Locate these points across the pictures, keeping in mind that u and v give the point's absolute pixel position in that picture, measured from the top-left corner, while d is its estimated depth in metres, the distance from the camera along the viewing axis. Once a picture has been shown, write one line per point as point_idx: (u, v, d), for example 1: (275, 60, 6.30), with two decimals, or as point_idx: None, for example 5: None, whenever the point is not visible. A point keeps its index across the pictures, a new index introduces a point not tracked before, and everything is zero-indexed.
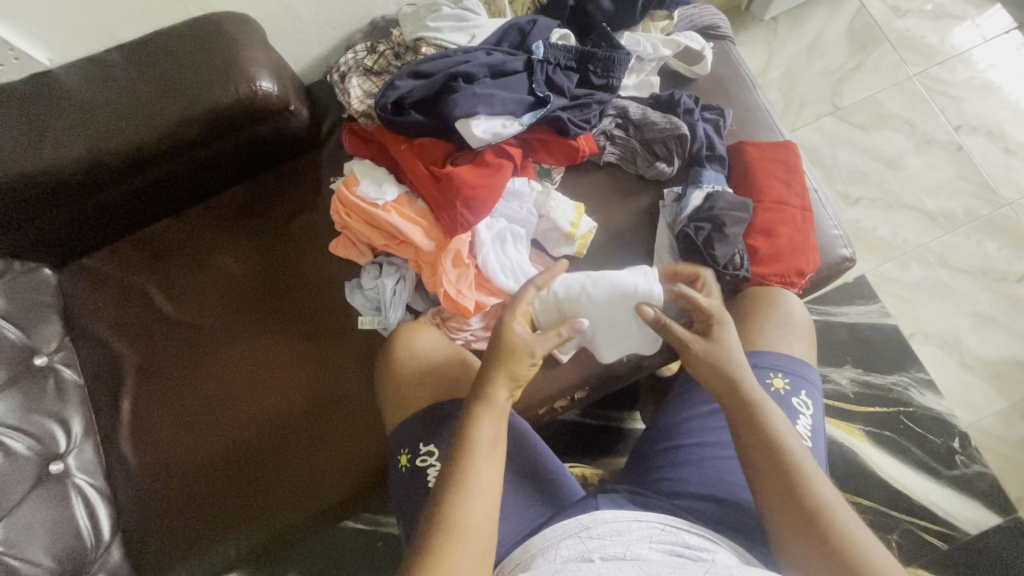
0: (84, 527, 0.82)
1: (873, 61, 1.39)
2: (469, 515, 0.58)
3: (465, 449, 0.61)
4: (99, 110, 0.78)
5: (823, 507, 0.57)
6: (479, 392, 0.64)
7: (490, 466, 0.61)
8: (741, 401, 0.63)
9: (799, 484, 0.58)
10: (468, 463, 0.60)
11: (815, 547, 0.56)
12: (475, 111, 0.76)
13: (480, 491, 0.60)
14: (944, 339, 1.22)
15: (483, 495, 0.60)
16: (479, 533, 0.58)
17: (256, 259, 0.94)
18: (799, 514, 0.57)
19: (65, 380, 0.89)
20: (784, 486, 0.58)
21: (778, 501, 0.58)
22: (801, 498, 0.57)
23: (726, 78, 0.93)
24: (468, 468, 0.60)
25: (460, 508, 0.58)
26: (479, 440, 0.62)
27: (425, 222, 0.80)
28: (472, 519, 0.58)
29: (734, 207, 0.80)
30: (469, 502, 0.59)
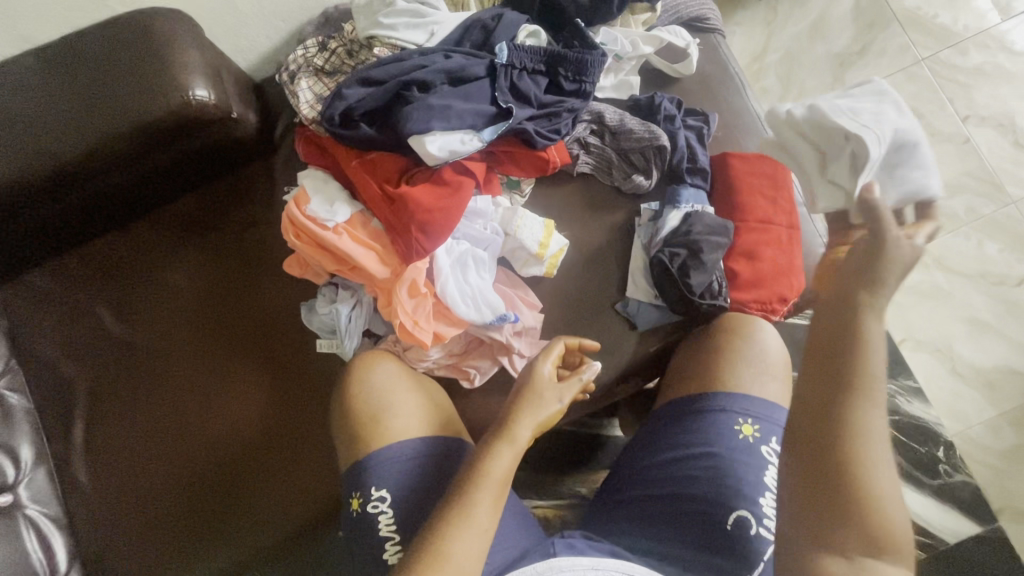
0: (38, 561, 0.79)
1: (880, 43, 1.28)
2: (456, 546, 0.57)
3: (473, 480, 0.62)
4: (19, 125, 0.71)
5: (863, 480, 0.49)
6: (503, 428, 0.66)
7: (493, 504, 0.61)
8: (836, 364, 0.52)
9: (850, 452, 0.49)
10: (474, 496, 0.60)
11: (820, 476, 0.50)
12: (429, 126, 0.69)
13: (476, 527, 0.59)
14: (936, 346, 1.18)
15: (478, 533, 0.59)
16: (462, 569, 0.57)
17: (209, 275, 0.89)
18: (829, 475, 0.50)
19: (11, 406, 0.84)
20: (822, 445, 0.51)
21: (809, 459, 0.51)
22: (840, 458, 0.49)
23: (713, 78, 0.85)
24: (469, 501, 0.60)
25: (449, 538, 0.58)
26: (489, 473, 0.62)
27: (379, 247, 0.74)
28: (458, 552, 0.57)
29: (712, 230, 0.74)
30: (461, 534, 0.58)
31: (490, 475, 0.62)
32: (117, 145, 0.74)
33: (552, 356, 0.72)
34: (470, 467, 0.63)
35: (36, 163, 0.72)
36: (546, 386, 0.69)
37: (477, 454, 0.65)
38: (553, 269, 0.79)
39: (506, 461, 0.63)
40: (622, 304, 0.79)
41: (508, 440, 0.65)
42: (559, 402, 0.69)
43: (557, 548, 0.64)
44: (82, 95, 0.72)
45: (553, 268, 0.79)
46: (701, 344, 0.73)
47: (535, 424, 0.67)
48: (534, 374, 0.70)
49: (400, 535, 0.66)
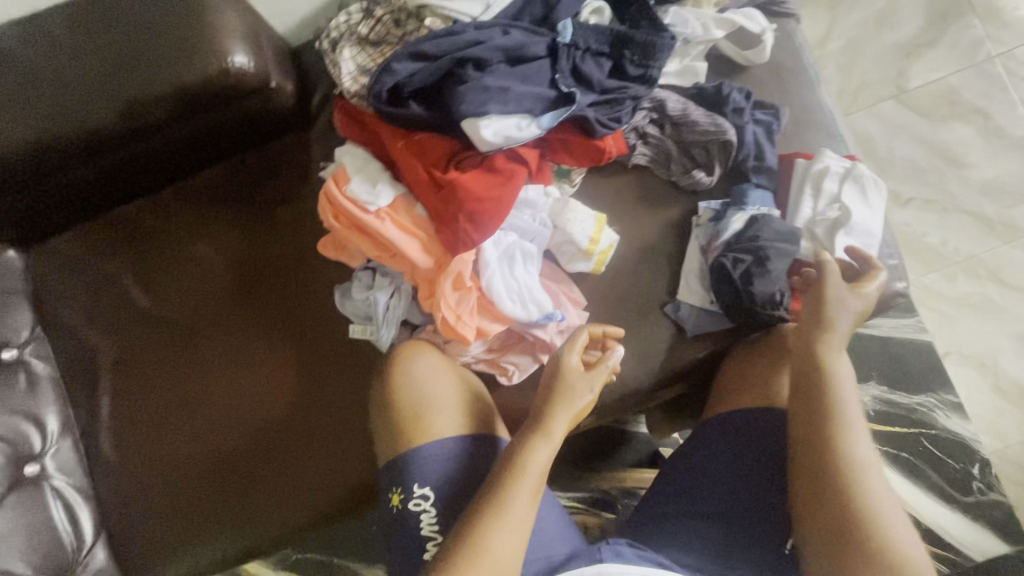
0: (66, 531, 0.79)
1: (952, 36, 1.20)
2: (492, 541, 0.57)
3: (508, 475, 0.60)
4: (49, 85, 0.67)
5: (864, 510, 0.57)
6: (537, 423, 0.64)
7: (530, 499, 0.60)
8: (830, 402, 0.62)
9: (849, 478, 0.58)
10: (509, 491, 0.59)
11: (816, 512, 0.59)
12: (485, 110, 0.64)
13: (512, 523, 0.58)
14: (981, 361, 1.14)
15: (514, 529, 0.58)
16: (499, 565, 0.56)
17: (238, 251, 0.85)
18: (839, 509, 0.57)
19: (37, 373, 0.83)
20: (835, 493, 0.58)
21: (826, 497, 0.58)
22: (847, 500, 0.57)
23: (786, 68, 0.79)
24: (503, 495, 0.59)
25: (486, 534, 0.57)
26: (525, 468, 0.61)
27: (423, 235, 0.70)
28: (494, 549, 0.56)
29: (782, 236, 0.69)
30: (498, 529, 0.57)
31: (526, 470, 0.60)
32: (148, 113, 0.69)
33: (577, 346, 0.68)
34: (504, 463, 0.61)
35: (64, 129, 0.68)
36: (575, 376, 0.66)
37: (512, 448, 0.63)
38: (601, 266, 0.75)
39: (541, 456, 0.62)
40: (673, 307, 0.75)
41: (542, 434, 0.63)
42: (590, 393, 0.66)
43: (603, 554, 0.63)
44: (113, 58, 0.67)
45: (601, 265, 0.75)
46: (759, 354, 0.71)
47: (569, 416, 0.64)
48: (562, 367, 0.67)
49: (442, 535, 0.64)
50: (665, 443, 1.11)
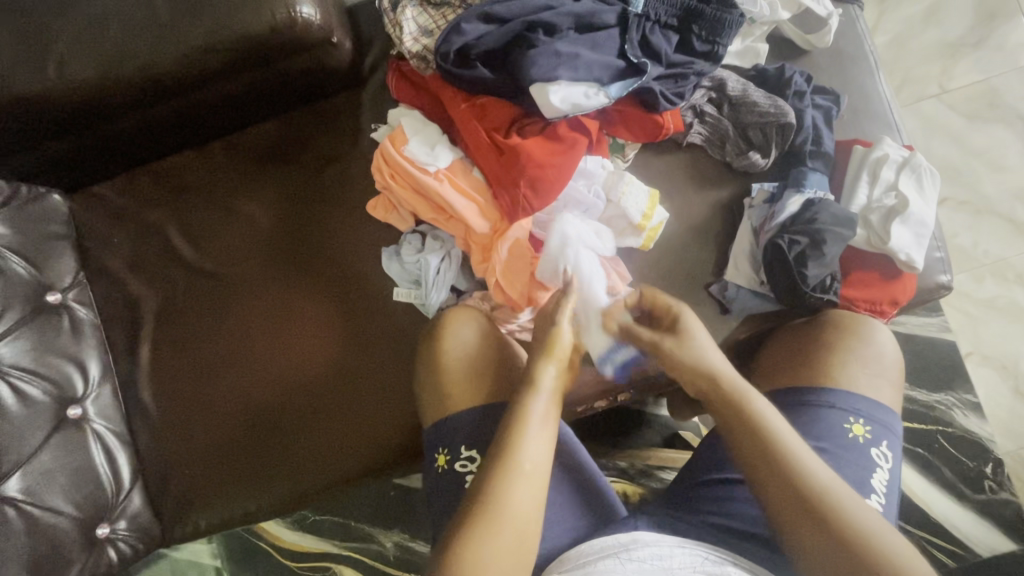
0: (105, 474, 0.79)
1: (998, 37, 1.19)
2: (511, 495, 0.56)
3: (511, 429, 0.59)
4: (113, 26, 0.67)
5: (825, 491, 0.54)
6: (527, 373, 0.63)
7: (542, 449, 0.59)
8: (723, 390, 0.60)
9: (789, 467, 0.55)
10: (514, 445, 0.58)
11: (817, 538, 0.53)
12: (555, 75, 0.64)
13: (526, 473, 0.58)
14: (1002, 363, 1.15)
15: (532, 479, 0.58)
16: (521, 516, 0.56)
17: (283, 207, 0.85)
18: (802, 506, 0.54)
19: (80, 318, 0.83)
20: (791, 490, 0.54)
21: (785, 499, 0.55)
22: (801, 490, 0.54)
23: (846, 55, 0.78)
24: (510, 448, 0.58)
25: (502, 488, 0.56)
26: (528, 421, 0.60)
27: (480, 199, 0.71)
28: (513, 501, 0.56)
29: (838, 222, 0.69)
30: (513, 483, 0.57)
31: (529, 423, 0.60)
32: (210, 62, 0.69)
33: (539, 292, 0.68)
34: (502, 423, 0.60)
35: (124, 72, 0.68)
36: (545, 325, 0.66)
37: (508, 408, 0.62)
38: (650, 243, 0.76)
39: (537, 405, 0.61)
40: (718, 286, 0.75)
41: (532, 387, 0.62)
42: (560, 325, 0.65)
43: (638, 521, 0.66)
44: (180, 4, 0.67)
45: (650, 242, 0.76)
46: (809, 334, 0.69)
47: (556, 360, 0.64)
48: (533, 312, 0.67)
49: None
50: (686, 425, 1.10)
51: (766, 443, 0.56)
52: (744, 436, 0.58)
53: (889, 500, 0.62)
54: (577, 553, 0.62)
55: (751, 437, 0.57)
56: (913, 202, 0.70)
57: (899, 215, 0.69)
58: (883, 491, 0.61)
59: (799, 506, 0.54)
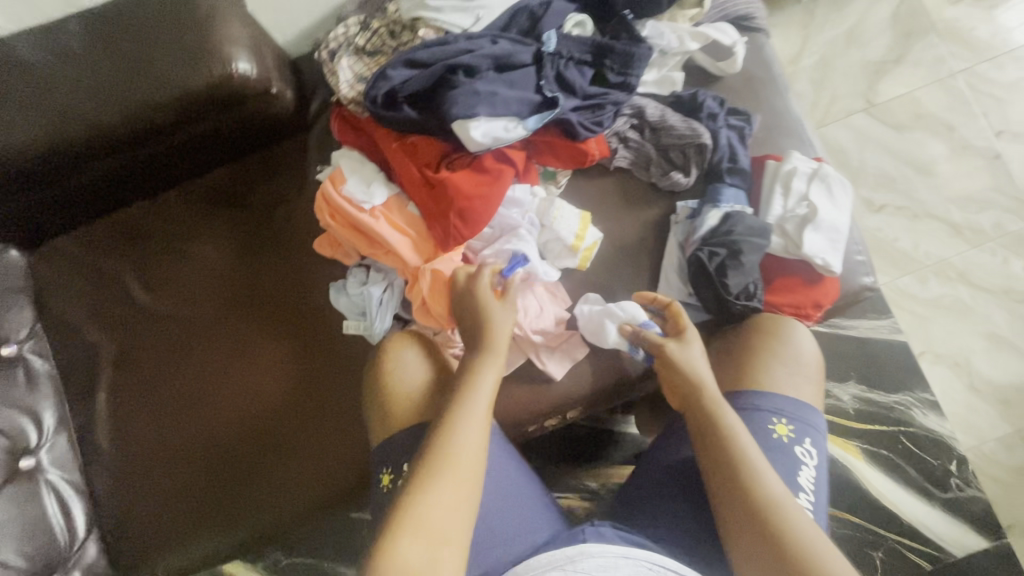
0: (59, 525, 0.80)
1: (916, 53, 1.27)
2: (459, 442, 0.60)
3: (464, 384, 0.64)
4: (59, 89, 0.71)
5: (777, 512, 0.57)
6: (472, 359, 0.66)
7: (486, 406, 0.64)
8: (700, 405, 0.65)
9: (750, 487, 0.59)
10: (465, 398, 0.63)
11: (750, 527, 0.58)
12: (475, 112, 0.68)
13: (474, 421, 0.62)
14: (955, 360, 1.18)
15: (478, 430, 0.62)
16: (467, 461, 0.59)
17: (236, 251, 0.88)
18: (751, 521, 0.58)
19: (36, 369, 0.85)
20: (746, 507, 0.58)
21: (739, 515, 0.58)
22: (756, 508, 0.58)
23: (756, 78, 0.84)
24: (462, 401, 0.63)
25: (451, 432, 0.60)
26: (477, 380, 0.65)
27: (415, 232, 0.75)
28: (461, 446, 0.60)
29: (753, 232, 0.73)
30: (462, 428, 0.61)
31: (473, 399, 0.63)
32: (154, 117, 0.73)
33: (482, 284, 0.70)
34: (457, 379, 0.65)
35: (72, 131, 0.71)
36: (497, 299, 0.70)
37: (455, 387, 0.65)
38: (586, 262, 0.79)
39: (489, 367, 0.66)
40: None
41: (486, 349, 0.67)
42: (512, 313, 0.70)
43: (585, 533, 0.66)
44: (121, 65, 0.71)
45: (586, 261, 0.79)
46: (735, 342, 0.73)
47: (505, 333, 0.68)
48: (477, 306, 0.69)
49: None
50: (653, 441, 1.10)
51: (731, 460, 0.61)
52: (711, 453, 0.62)
53: (818, 498, 0.64)
54: (525, 569, 0.62)
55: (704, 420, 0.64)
56: (826, 210, 0.75)
57: (813, 222, 0.73)
58: (811, 488, 0.64)
59: (749, 523, 0.58)
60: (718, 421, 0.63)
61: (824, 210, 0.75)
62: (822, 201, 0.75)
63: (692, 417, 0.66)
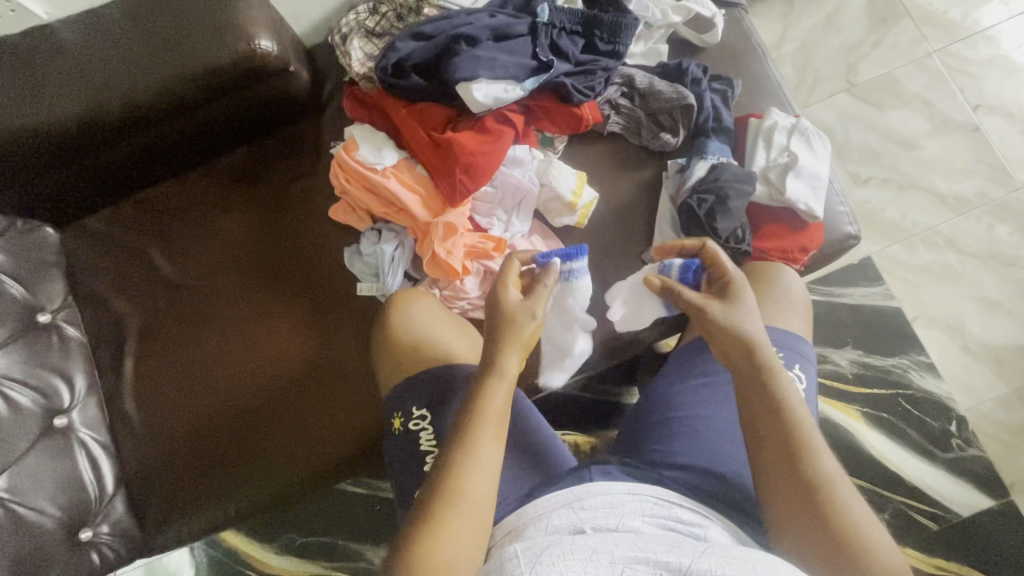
0: (89, 480, 0.83)
1: (893, 36, 1.35)
2: (467, 486, 0.56)
3: (471, 419, 0.59)
4: (99, 67, 0.78)
5: (829, 482, 0.55)
6: (493, 363, 0.63)
7: (496, 442, 0.59)
8: (755, 367, 0.61)
9: (805, 457, 0.56)
10: (473, 435, 0.58)
11: (800, 500, 0.55)
12: (476, 75, 0.75)
13: (483, 465, 0.57)
14: (948, 324, 1.22)
15: (488, 467, 0.57)
16: (478, 506, 0.56)
17: (256, 223, 0.93)
18: (804, 492, 0.55)
19: (69, 337, 0.89)
20: (800, 475, 0.56)
21: (793, 484, 0.56)
22: (807, 479, 0.55)
23: (736, 49, 0.91)
24: (469, 440, 0.58)
25: (461, 478, 0.56)
26: (486, 411, 0.60)
27: (423, 191, 0.81)
28: (471, 492, 0.56)
29: (738, 179, 0.79)
30: (472, 472, 0.57)
31: (490, 409, 0.60)
32: (182, 90, 0.80)
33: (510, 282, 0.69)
34: (467, 411, 0.60)
35: (110, 104, 0.78)
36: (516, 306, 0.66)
37: (471, 396, 0.61)
38: (584, 220, 0.84)
39: (500, 395, 0.61)
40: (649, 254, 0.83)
41: (496, 374, 0.62)
42: (534, 317, 0.66)
43: (591, 473, 0.64)
44: (154, 44, 0.78)
45: (584, 219, 0.84)
46: None
47: (519, 350, 0.64)
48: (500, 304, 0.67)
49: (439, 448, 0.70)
50: None
51: (788, 430, 0.57)
52: (767, 422, 0.58)
53: None
54: (533, 507, 0.60)
55: (755, 385, 0.60)
56: (807, 161, 0.81)
57: (794, 170, 0.79)
58: None
59: (804, 493, 0.55)
60: (774, 386, 0.59)
61: (804, 161, 0.81)
62: (801, 153, 0.81)
63: (744, 379, 0.61)
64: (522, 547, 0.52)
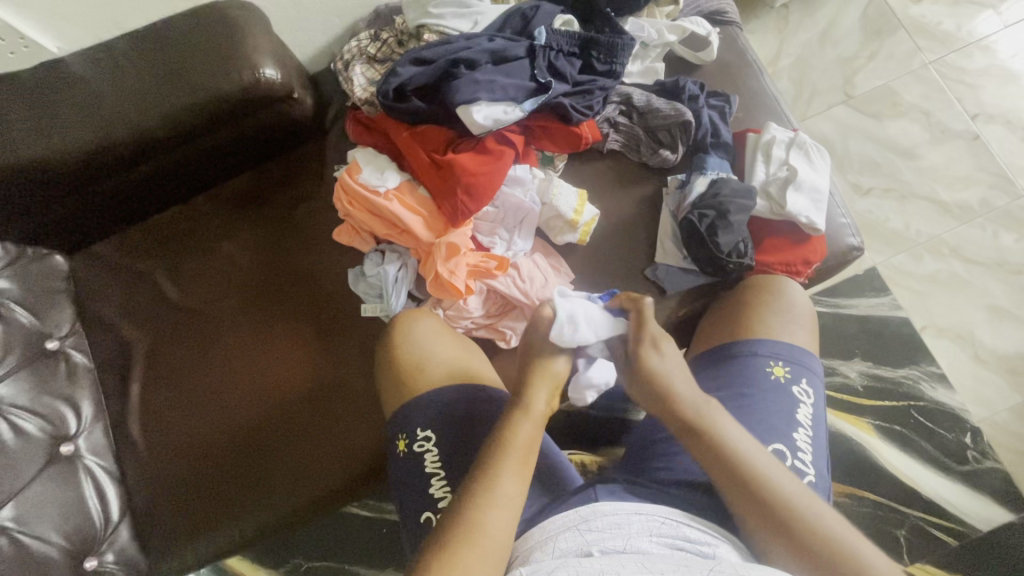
0: (95, 508, 0.83)
1: (888, 49, 1.36)
2: (487, 520, 0.55)
3: (496, 452, 0.60)
4: (107, 96, 0.79)
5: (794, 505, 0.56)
6: (522, 396, 0.65)
7: (519, 473, 0.59)
8: (678, 413, 0.63)
9: (764, 488, 0.57)
10: (496, 467, 0.59)
11: (775, 529, 0.56)
12: (476, 97, 0.77)
13: (504, 499, 0.57)
14: (958, 333, 1.20)
15: (506, 502, 0.57)
16: (497, 540, 0.55)
17: (260, 247, 0.94)
18: (779, 526, 0.56)
19: (76, 364, 0.90)
20: (767, 511, 0.56)
21: (760, 521, 0.57)
22: (771, 508, 0.56)
23: (731, 65, 0.92)
24: (491, 473, 0.58)
25: (478, 510, 0.55)
26: (512, 443, 0.61)
27: (426, 212, 0.82)
28: (489, 524, 0.55)
29: (739, 194, 0.79)
30: (491, 505, 0.56)
31: (513, 442, 0.61)
32: (189, 118, 0.82)
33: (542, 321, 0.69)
34: (491, 441, 0.61)
35: (120, 132, 0.80)
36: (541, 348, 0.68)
37: (493, 431, 0.63)
38: (586, 236, 0.84)
39: (526, 430, 0.62)
40: (651, 269, 0.83)
41: (524, 409, 0.64)
42: (560, 353, 0.68)
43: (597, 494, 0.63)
44: (162, 74, 0.80)
45: (587, 235, 0.84)
46: (730, 299, 0.78)
47: (547, 387, 0.66)
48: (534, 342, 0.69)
49: (445, 470, 0.69)
50: None
51: (739, 469, 0.58)
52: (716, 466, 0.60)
53: (815, 433, 0.68)
54: (539, 530, 0.59)
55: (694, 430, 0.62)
56: (807, 176, 0.81)
57: (795, 184, 0.80)
58: (809, 424, 0.68)
59: (774, 524, 0.56)
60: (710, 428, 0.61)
61: (804, 176, 0.81)
62: (801, 167, 0.82)
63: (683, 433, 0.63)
64: (528, 572, 0.52)
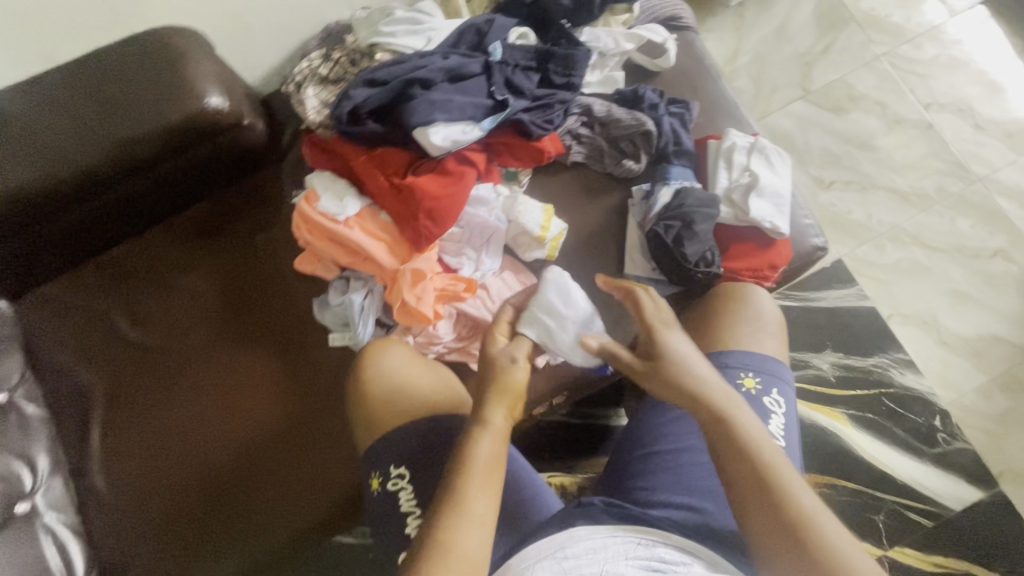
0: (58, 566, 0.79)
1: (841, 42, 1.38)
2: (457, 543, 0.54)
3: (458, 473, 0.58)
4: (43, 134, 0.75)
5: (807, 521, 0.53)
6: (478, 413, 0.63)
7: (486, 490, 0.58)
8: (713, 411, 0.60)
9: (781, 491, 0.54)
10: (462, 487, 0.57)
11: (785, 538, 0.52)
12: (433, 119, 0.76)
13: (472, 518, 0.56)
14: (922, 319, 1.23)
15: (477, 524, 0.55)
16: (467, 557, 0.53)
17: (222, 277, 0.91)
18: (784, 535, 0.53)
19: (28, 416, 0.85)
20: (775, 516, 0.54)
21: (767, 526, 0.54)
22: (786, 513, 0.53)
23: (689, 71, 0.92)
24: (457, 494, 0.57)
25: (449, 533, 0.54)
26: (474, 461, 0.59)
27: (389, 238, 0.80)
28: (460, 544, 0.54)
29: (702, 203, 0.79)
30: (463, 525, 0.55)
31: (474, 459, 0.59)
32: (133, 152, 0.78)
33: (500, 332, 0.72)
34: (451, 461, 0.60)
35: (59, 171, 0.75)
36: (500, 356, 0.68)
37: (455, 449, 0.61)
38: (555, 252, 0.83)
39: (486, 445, 0.60)
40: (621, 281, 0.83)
41: (480, 424, 0.62)
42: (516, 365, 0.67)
43: (576, 519, 0.62)
44: (101, 108, 0.76)
45: (555, 251, 0.83)
46: (700, 309, 0.78)
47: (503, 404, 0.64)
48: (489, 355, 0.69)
49: (421, 508, 0.68)
50: None
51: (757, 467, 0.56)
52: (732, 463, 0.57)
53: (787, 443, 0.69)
54: (517, 559, 0.57)
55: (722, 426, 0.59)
56: (769, 181, 0.82)
57: (756, 190, 0.80)
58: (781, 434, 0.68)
59: (782, 529, 0.53)
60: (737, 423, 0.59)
61: (767, 181, 0.82)
62: (763, 173, 0.82)
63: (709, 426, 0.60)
64: None
